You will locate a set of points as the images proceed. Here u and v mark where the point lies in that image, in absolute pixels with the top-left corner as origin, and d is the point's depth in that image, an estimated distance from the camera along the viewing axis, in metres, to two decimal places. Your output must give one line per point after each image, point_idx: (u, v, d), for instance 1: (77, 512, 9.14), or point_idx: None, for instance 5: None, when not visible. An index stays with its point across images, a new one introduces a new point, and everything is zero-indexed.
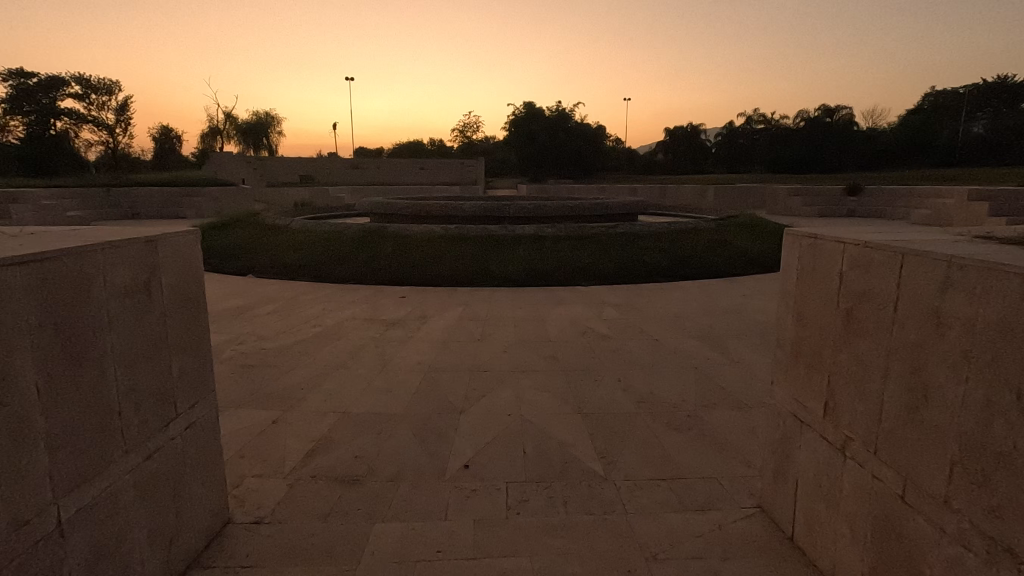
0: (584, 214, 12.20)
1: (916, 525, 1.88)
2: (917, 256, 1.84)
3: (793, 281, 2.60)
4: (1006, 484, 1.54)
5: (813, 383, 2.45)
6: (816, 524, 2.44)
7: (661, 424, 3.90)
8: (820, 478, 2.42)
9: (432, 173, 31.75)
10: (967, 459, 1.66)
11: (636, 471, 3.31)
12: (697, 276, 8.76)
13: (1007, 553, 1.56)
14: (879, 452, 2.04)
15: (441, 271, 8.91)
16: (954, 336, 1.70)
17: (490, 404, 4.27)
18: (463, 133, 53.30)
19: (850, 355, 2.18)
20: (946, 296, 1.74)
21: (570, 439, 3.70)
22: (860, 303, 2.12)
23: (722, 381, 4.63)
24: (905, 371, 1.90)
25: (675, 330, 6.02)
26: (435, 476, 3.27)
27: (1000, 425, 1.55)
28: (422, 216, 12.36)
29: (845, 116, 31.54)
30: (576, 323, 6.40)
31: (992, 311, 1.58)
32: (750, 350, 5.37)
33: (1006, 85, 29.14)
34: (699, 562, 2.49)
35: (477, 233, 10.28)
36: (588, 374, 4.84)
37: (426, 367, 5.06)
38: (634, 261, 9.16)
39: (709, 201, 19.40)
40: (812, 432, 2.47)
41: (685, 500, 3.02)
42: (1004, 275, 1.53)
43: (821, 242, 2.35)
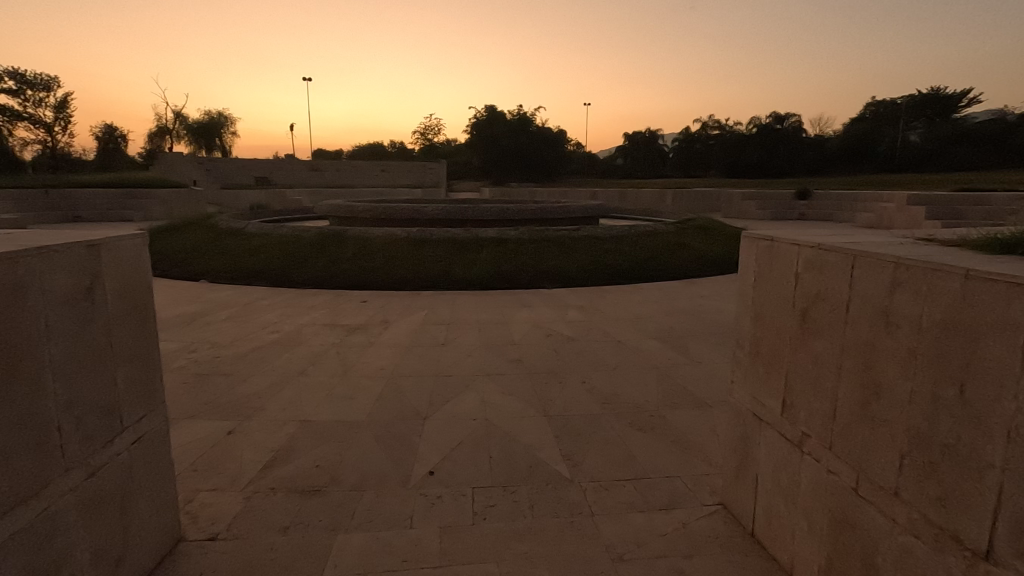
0: (547, 217, 12.28)
1: (869, 516, 1.96)
2: (865, 259, 1.92)
3: (750, 283, 2.67)
4: (952, 475, 1.62)
5: (771, 381, 2.52)
6: (776, 519, 2.51)
7: (625, 425, 3.95)
8: (778, 474, 2.50)
9: (392, 176, 31.36)
10: (915, 452, 1.74)
11: (601, 472, 3.34)
12: (657, 279, 8.95)
13: (952, 540, 1.63)
14: (834, 447, 2.11)
15: (404, 274, 8.80)
16: (901, 333, 1.78)
17: (455, 409, 4.23)
18: (425, 135, 52.91)
19: (806, 353, 2.25)
20: (894, 295, 1.81)
21: (535, 442, 3.70)
22: (814, 304, 2.19)
23: (683, 380, 4.73)
24: (857, 369, 1.97)
25: (636, 331, 6.12)
26: (399, 485, 3.20)
27: (944, 419, 1.63)
28: (383, 219, 12.19)
29: (795, 121, 32.84)
30: (540, 326, 6.41)
31: (935, 309, 1.65)
32: (709, 349, 5.52)
33: (940, 96, 31.05)
34: (664, 560, 2.52)
35: (439, 236, 10.19)
36: (553, 376, 4.86)
37: (389, 373, 4.98)
38: (597, 264, 9.28)
39: (666, 203, 19.87)
40: (771, 429, 2.54)
41: (649, 499, 3.06)
42: (949, 275, 1.60)
43: (777, 245, 2.43)
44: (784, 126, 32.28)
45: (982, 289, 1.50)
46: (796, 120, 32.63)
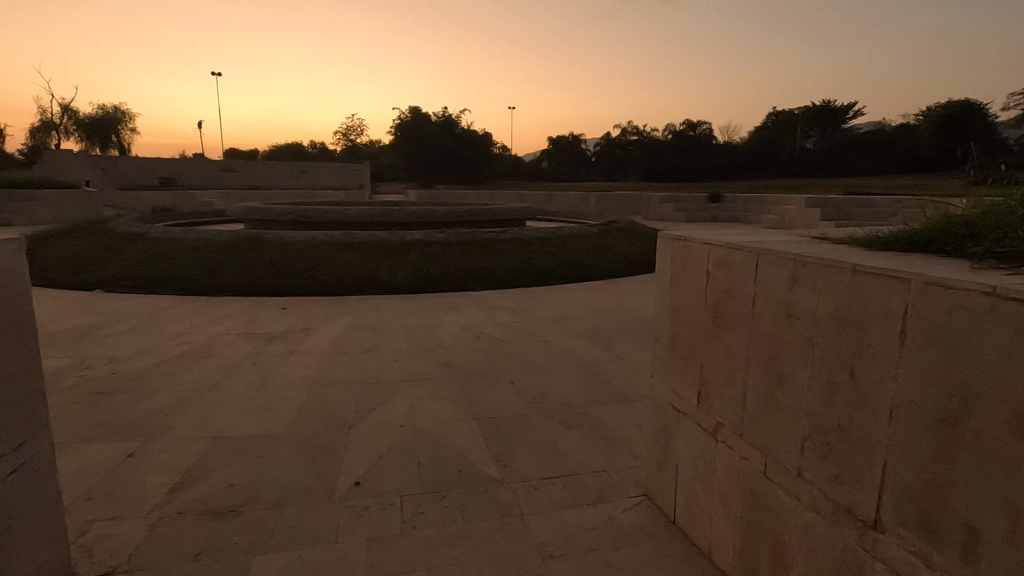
0: (474, 219, 12.26)
1: (777, 496, 2.10)
2: (768, 256, 2.06)
3: (667, 281, 2.79)
4: (845, 453, 1.77)
5: (687, 374, 2.65)
6: (695, 507, 2.64)
7: (553, 423, 4.01)
8: (696, 462, 2.63)
9: (314, 177, 30.19)
10: (815, 434, 1.89)
11: (530, 471, 3.36)
12: (582, 279, 9.18)
13: (847, 513, 1.78)
14: (745, 433, 2.25)
15: (327, 279, 8.48)
16: (800, 325, 1.92)
17: (382, 416, 4.12)
18: (347, 135, 51.24)
19: (719, 347, 2.38)
20: (793, 290, 1.95)
21: (465, 446, 3.67)
22: (725, 299, 2.33)
23: (608, 377, 4.88)
24: (764, 360, 2.11)
25: (563, 331, 6.24)
26: (324, 498, 3.07)
27: (838, 402, 1.78)
28: (303, 221, 11.70)
29: (706, 128, 34.89)
30: (468, 328, 6.40)
31: (829, 302, 1.80)
32: (632, 346, 5.73)
33: (831, 109, 34.03)
34: (593, 554, 2.58)
35: (364, 239, 9.90)
36: (482, 378, 4.85)
37: (312, 382, 4.77)
38: (524, 265, 9.38)
39: (590, 205, 20.45)
40: (688, 420, 2.67)
41: (577, 495, 3.12)
42: (839, 271, 1.75)
43: (690, 244, 2.55)
44: (697, 133, 34.19)
45: (868, 282, 1.65)
46: (707, 127, 34.66)
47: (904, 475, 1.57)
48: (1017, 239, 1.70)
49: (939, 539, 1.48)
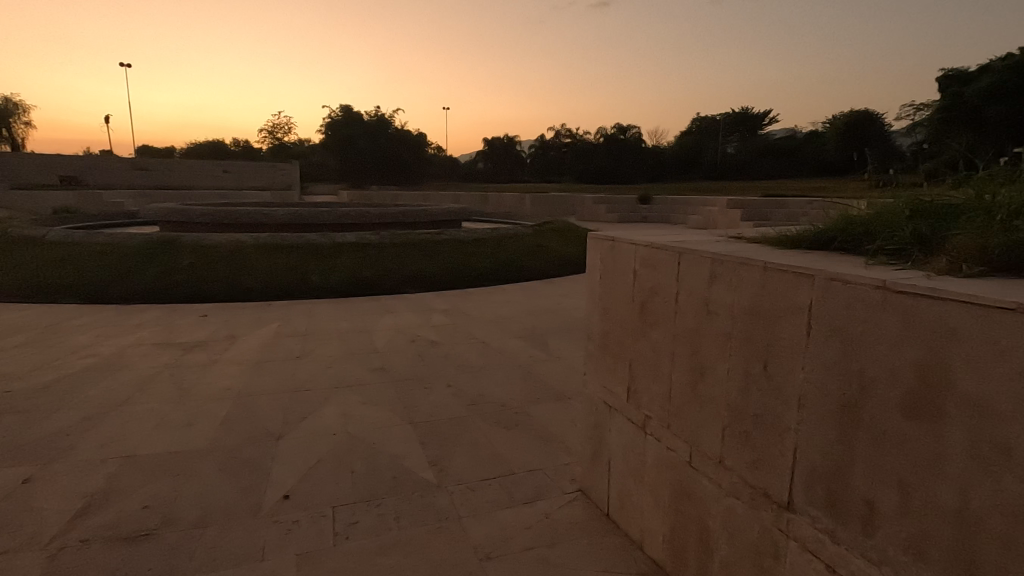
0: (408, 220, 12.06)
1: (701, 484, 2.19)
2: (689, 255, 2.15)
3: (597, 280, 2.85)
4: (760, 441, 1.88)
5: (618, 370, 2.72)
6: (627, 499, 2.72)
7: (491, 424, 4.01)
8: (627, 456, 2.70)
9: (237, 177, 28.67)
10: (734, 423, 1.99)
11: (467, 473, 3.35)
12: (518, 280, 9.25)
13: (764, 497, 1.89)
14: (671, 426, 2.34)
15: (253, 284, 8.07)
16: (719, 320, 2.02)
17: (313, 425, 3.96)
18: (273, 133, 48.99)
19: (646, 343, 2.46)
20: (713, 287, 2.05)
21: (401, 452, 3.60)
22: (651, 297, 2.41)
23: (545, 376, 4.94)
24: (687, 354, 2.20)
25: (499, 332, 6.26)
26: (249, 514, 2.92)
27: (754, 392, 1.89)
28: (226, 223, 11.08)
29: (635, 132, 36.12)
30: (404, 331, 6.29)
31: (744, 298, 1.90)
32: (567, 345, 5.83)
33: (749, 116, 36.05)
34: (529, 553, 2.60)
35: (292, 241, 9.50)
36: (418, 382, 4.78)
37: (236, 392, 4.52)
38: (460, 266, 9.33)
39: (526, 206, 20.60)
40: (619, 415, 2.74)
41: (514, 494, 3.13)
42: (753, 268, 1.85)
43: (618, 244, 2.62)
44: (627, 136, 35.32)
45: (778, 278, 1.76)
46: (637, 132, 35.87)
47: (812, 458, 1.68)
48: (903, 238, 1.88)
49: (843, 515, 1.60)
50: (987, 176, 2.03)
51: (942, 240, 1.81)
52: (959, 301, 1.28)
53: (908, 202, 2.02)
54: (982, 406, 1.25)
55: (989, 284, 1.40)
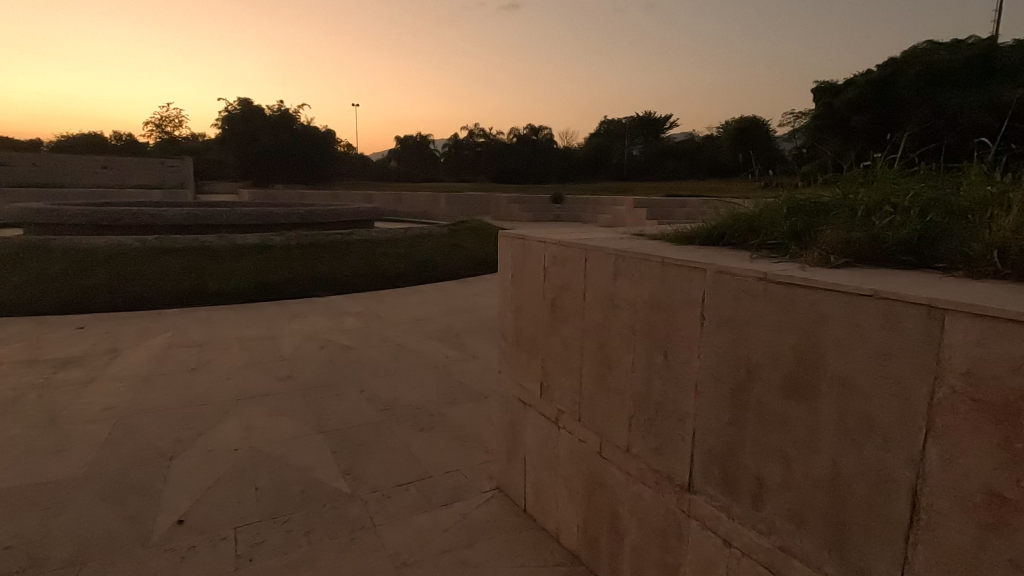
0: (316, 221, 11.51)
1: (611, 473, 2.27)
2: (594, 252, 2.22)
3: (508, 279, 2.87)
4: (664, 427, 1.97)
5: (530, 367, 2.75)
6: (543, 493, 2.77)
7: (406, 428, 3.92)
8: (542, 450, 2.75)
9: (118, 174, 25.92)
10: (639, 412, 2.08)
11: (382, 480, 3.25)
12: (432, 281, 9.15)
13: (667, 481, 1.99)
14: (582, 418, 2.40)
15: (140, 291, 7.36)
16: (623, 313, 2.10)
17: (210, 442, 3.68)
18: (160, 127, 44.82)
19: (557, 338, 2.51)
20: (617, 282, 2.13)
21: (311, 462, 3.43)
22: (561, 294, 2.46)
23: (461, 376, 4.91)
24: (595, 348, 2.27)
25: (414, 334, 6.14)
26: (136, 545, 2.65)
27: (657, 381, 1.98)
28: (106, 225, 9.99)
29: (546, 134, 36.90)
30: (313, 337, 6.00)
31: (645, 292, 1.99)
32: (484, 344, 5.83)
33: (652, 120, 38.00)
34: (447, 555, 2.57)
35: (185, 243, 8.76)
36: (329, 389, 4.58)
37: (121, 411, 4.10)
38: (373, 267, 9.06)
39: (440, 206, 20.31)
40: (533, 411, 2.78)
41: (431, 498, 3.07)
42: (653, 263, 1.94)
43: (527, 242, 2.65)
44: (539, 137, 35.94)
45: (675, 272, 1.86)
46: (548, 133, 36.60)
47: (708, 440, 1.80)
48: (782, 233, 2.05)
49: (737, 492, 1.72)
50: (851, 177, 2.27)
51: (813, 234, 2.00)
52: (828, 289, 1.41)
53: (786, 201, 2.21)
54: (847, 383, 1.38)
55: (852, 274, 1.56)
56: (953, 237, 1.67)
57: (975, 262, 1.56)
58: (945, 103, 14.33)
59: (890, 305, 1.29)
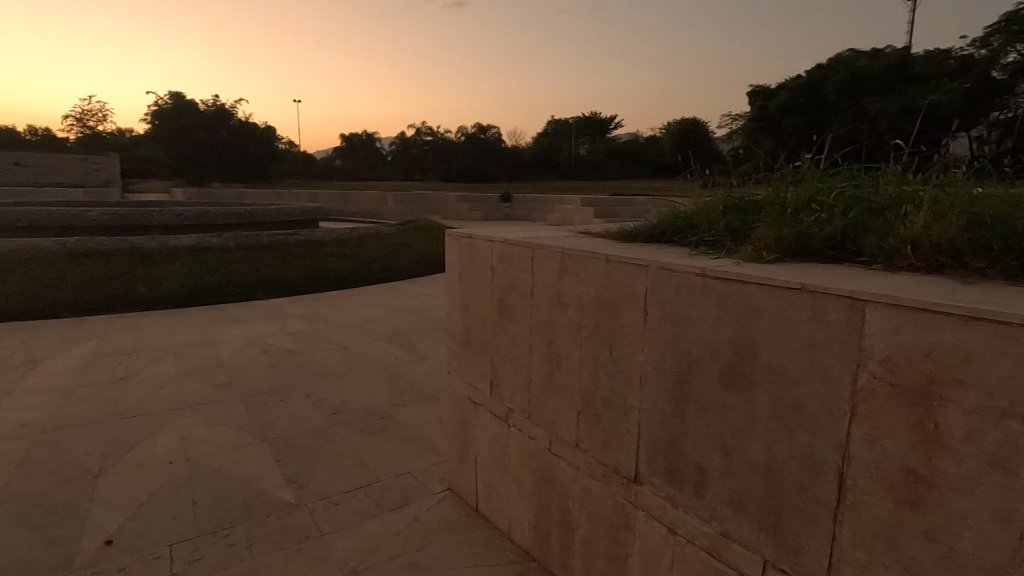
0: (256, 221, 11.06)
1: (561, 468, 2.30)
2: (541, 251, 2.24)
3: (456, 278, 2.85)
4: (610, 421, 2.01)
5: (480, 366, 2.75)
6: (494, 492, 2.77)
7: (354, 432, 3.83)
8: (493, 449, 2.75)
9: (34, 171, 23.97)
10: (587, 407, 2.11)
11: (330, 487, 3.16)
12: (380, 281, 8.97)
13: (615, 473, 2.03)
14: (532, 416, 2.42)
15: (60, 298, 6.85)
16: (570, 310, 2.13)
17: (142, 455, 3.47)
18: (82, 121, 41.80)
19: (506, 337, 2.52)
20: (563, 280, 2.15)
21: (253, 472, 3.30)
22: (508, 293, 2.46)
23: (411, 378, 4.85)
24: (543, 345, 2.29)
25: (362, 336, 6.00)
26: (59, 570, 2.47)
27: (603, 376, 2.02)
28: (20, 227, 9.23)
29: (494, 133, 36.94)
30: (255, 342, 5.76)
31: (591, 289, 2.02)
32: (434, 344, 5.78)
33: (597, 120, 38.69)
34: (398, 560, 2.53)
35: (112, 245, 8.22)
36: (273, 395, 4.42)
37: (40, 427, 3.80)
38: (318, 269, 8.79)
39: (388, 205, 19.94)
40: (483, 410, 2.77)
41: (381, 502, 3.01)
42: (598, 261, 1.98)
43: (475, 240, 2.65)
44: (487, 136, 35.91)
45: (618, 269, 1.90)
46: (496, 132, 36.61)
47: (653, 432, 1.85)
48: (719, 230, 2.13)
49: (680, 481, 1.77)
50: (783, 176, 2.38)
51: (747, 231, 2.09)
52: (761, 284, 1.47)
53: (724, 199, 2.30)
54: (779, 372, 1.45)
55: (783, 268, 1.64)
56: (872, 233, 1.79)
57: (893, 255, 1.67)
58: (867, 108, 15.28)
59: (816, 297, 1.36)
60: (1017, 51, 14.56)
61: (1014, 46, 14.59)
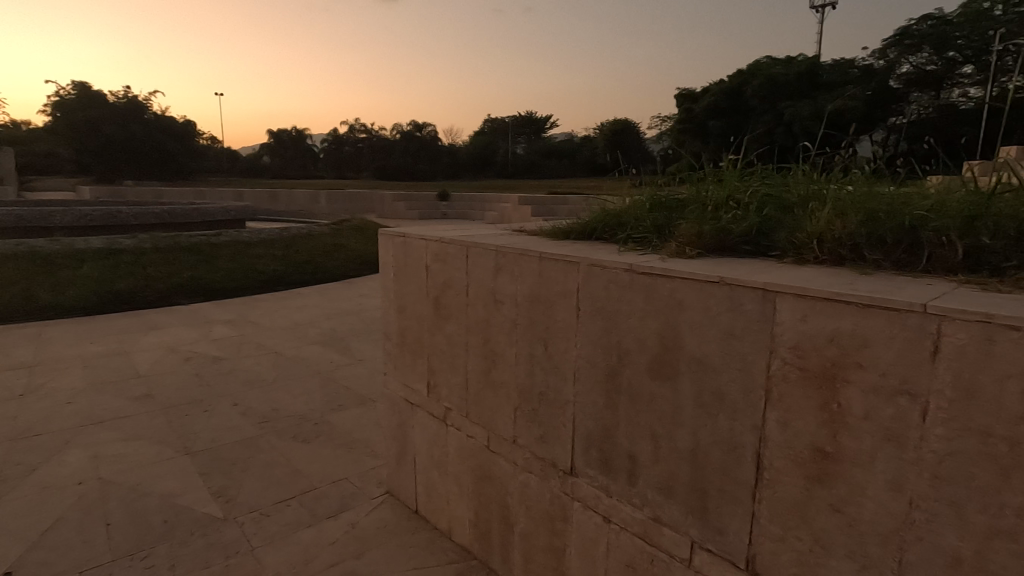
0: (175, 221, 10.39)
1: (500, 465, 2.31)
2: (475, 249, 2.23)
3: (390, 278, 2.80)
4: (547, 416, 2.04)
5: (416, 367, 2.71)
6: (434, 492, 2.75)
7: (287, 440, 3.68)
8: (431, 450, 2.72)
9: None
10: (524, 403, 2.13)
11: (260, 498, 3.03)
12: (313, 282, 8.67)
13: (552, 467, 2.06)
14: (469, 414, 2.42)
15: None
16: (505, 308, 2.14)
17: (46, 477, 3.18)
18: None
19: (442, 336, 2.50)
20: (498, 277, 2.16)
21: (176, 488, 3.11)
22: (444, 291, 2.45)
23: (346, 381, 4.72)
24: (479, 343, 2.29)
25: (294, 339, 5.79)
26: None
27: (538, 373, 2.05)
28: None
29: (430, 130, 36.56)
30: (176, 349, 5.42)
31: (525, 286, 2.04)
32: (370, 346, 5.66)
33: (532, 120, 39.15)
34: (334, 569, 2.46)
35: (8, 248, 7.48)
36: (196, 405, 4.18)
37: None
38: (246, 271, 8.39)
39: (320, 204, 19.28)
40: (421, 411, 2.74)
41: (316, 511, 2.91)
42: (532, 258, 2.00)
43: (408, 240, 2.61)
44: (423, 133, 35.48)
45: (552, 266, 1.93)
46: (432, 129, 36.22)
47: (586, 424, 1.90)
48: (646, 228, 2.21)
49: (613, 471, 1.83)
50: (704, 176, 2.50)
51: (672, 228, 2.18)
52: (684, 278, 1.54)
53: (650, 197, 2.39)
54: (701, 361, 1.53)
55: (703, 263, 1.73)
56: (783, 228, 1.91)
57: (801, 249, 1.79)
58: (783, 112, 16.26)
59: (733, 289, 1.44)
60: (909, 62, 16.61)
61: (906, 58, 16.65)
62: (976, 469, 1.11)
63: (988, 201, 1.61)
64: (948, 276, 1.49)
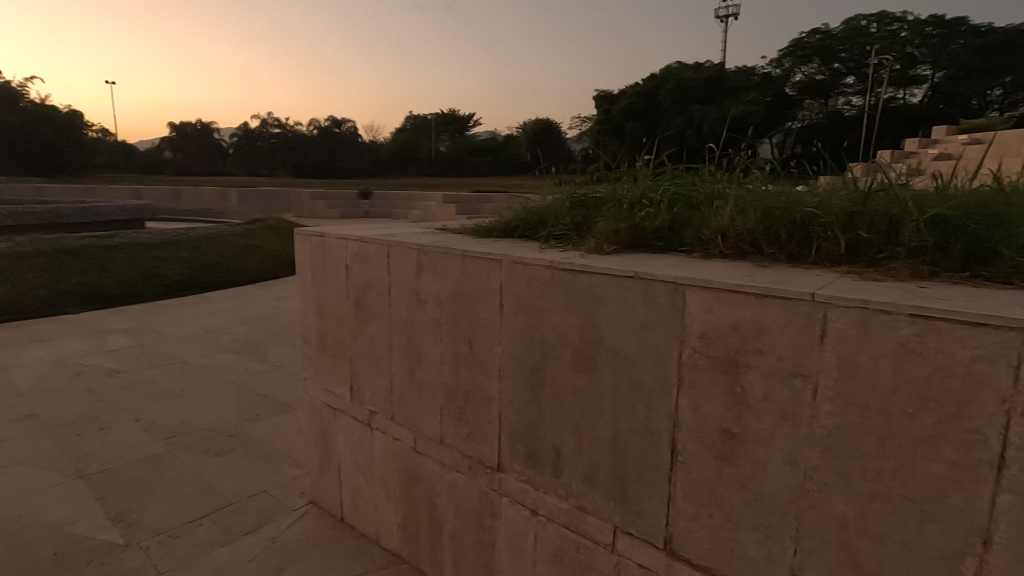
0: (57, 221, 9.37)
1: (427, 466, 2.28)
2: (397, 247, 2.19)
3: (308, 279, 2.69)
4: (473, 415, 2.05)
5: (338, 370, 2.63)
6: (360, 499, 2.67)
7: (197, 455, 3.44)
8: (356, 455, 2.65)
9: None
10: (450, 402, 2.12)
11: (168, 519, 2.81)
12: (222, 284, 8.14)
13: (479, 464, 2.07)
14: (394, 416, 2.37)
15: None
16: (428, 307, 2.12)
17: None
18: None
19: (364, 338, 2.43)
20: (421, 277, 2.14)
21: (68, 515, 2.82)
22: (364, 292, 2.39)
23: (264, 389, 4.49)
24: (403, 344, 2.26)
25: (203, 347, 5.41)
26: None
27: (463, 371, 2.05)
28: None
29: (349, 127, 35.42)
30: (64, 364, 4.90)
31: (448, 285, 2.03)
32: (289, 351, 5.40)
33: (455, 119, 39.02)
34: None
35: None
36: (90, 423, 3.81)
37: None
38: (145, 275, 7.74)
39: (231, 203, 18.12)
40: (344, 415, 2.66)
41: (232, 528, 2.75)
42: (454, 256, 1.99)
43: (327, 239, 2.52)
44: (342, 129, 34.29)
45: (474, 264, 1.93)
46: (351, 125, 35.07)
47: (512, 419, 1.92)
48: (566, 226, 2.27)
49: (538, 464, 1.87)
50: (620, 175, 2.59)
51: (591, 225, 2.25)
52: (601, 273, 1.60)
53: (569, 197, 2.45)
54: (619, 353, 1.60)
55: (619, 259, 1.80)
56: (691, 225, 2.03)
57: (707, 244, 1.91)
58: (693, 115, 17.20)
59: (647, 283, 1.51)
60: (802, 72, 18.11)
61: (799, 67, 18.11)
62: (858, 441, 1.22)
63: (864, 200, 1.79)
64: (833, 267, 1.64)
